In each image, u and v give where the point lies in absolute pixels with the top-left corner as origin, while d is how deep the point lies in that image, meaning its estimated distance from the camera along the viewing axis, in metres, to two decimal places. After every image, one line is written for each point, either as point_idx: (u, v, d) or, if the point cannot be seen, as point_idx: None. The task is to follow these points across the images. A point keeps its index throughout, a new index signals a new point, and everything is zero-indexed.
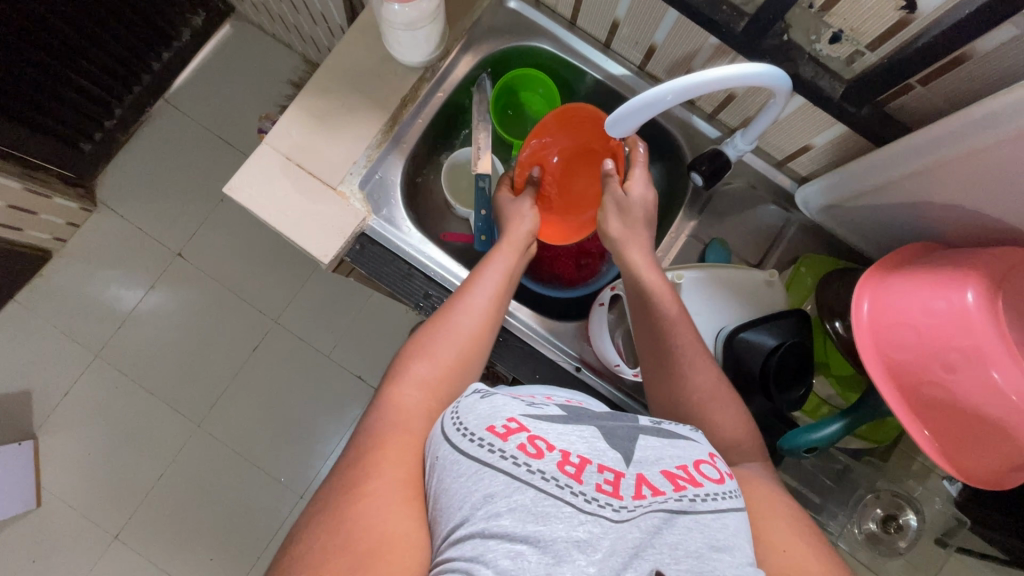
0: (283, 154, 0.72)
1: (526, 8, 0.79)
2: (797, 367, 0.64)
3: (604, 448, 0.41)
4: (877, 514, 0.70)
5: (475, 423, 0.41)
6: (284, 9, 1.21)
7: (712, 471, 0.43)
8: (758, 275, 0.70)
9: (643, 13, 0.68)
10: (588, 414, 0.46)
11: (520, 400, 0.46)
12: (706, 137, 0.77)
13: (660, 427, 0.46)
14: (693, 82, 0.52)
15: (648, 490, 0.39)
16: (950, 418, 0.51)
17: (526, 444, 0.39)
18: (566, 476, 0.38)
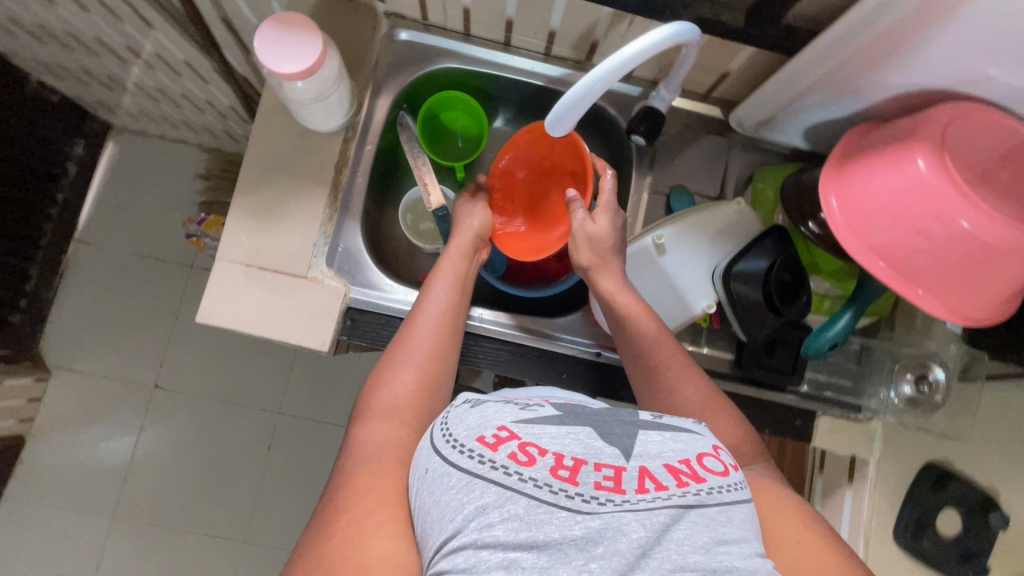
0: (242, 262, 0.70)
1: (417, 36, 0.79)
2: (792, 279, 0.68)
3: (599, 445, 0.40)
4: (909, 377, 0.76)
5: (465, 434, 0.40)
6: (165, 109, 1.16)
7: (716, 463, 0.41)
8: (726, 208, 0.73)
9: (534, 5, 0.68)
10: (588, 410, 0.44)
11: (514, 402, 0.44)
12: (629, 98, 0.79)
13: (661, 422, 0.44)
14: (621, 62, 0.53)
15: (651, 483, 0.38)
16: (929, 272, 0.56)
17: (516, 452, 0.38)
18: (560, 480, 0.37)
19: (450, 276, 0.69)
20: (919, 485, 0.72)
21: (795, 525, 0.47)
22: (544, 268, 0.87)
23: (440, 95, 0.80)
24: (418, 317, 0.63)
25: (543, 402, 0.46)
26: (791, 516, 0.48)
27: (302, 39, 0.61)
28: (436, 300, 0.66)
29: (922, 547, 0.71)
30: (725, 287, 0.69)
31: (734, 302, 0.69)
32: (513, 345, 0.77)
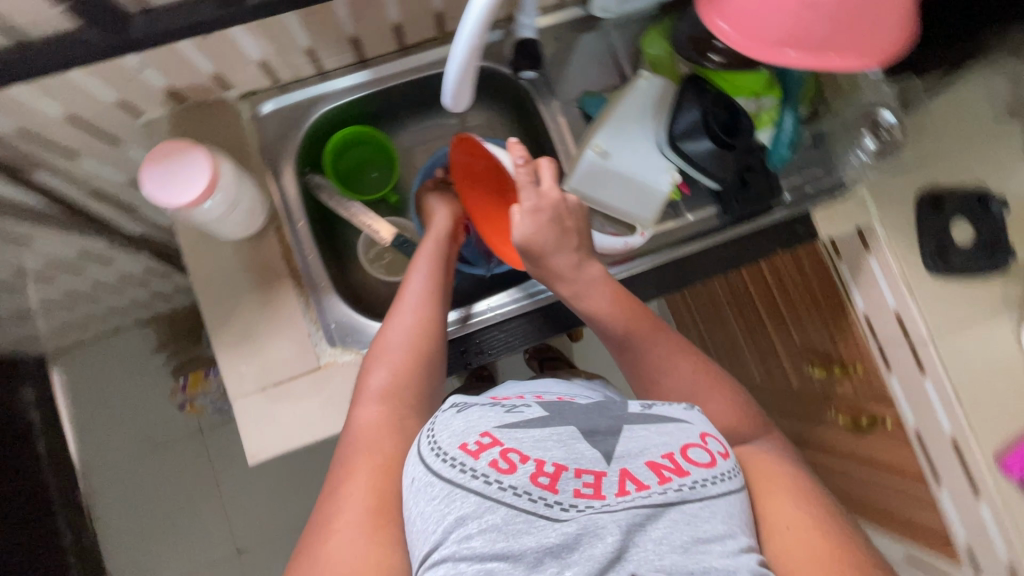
0: (257, 389, 0.70)
1: (279, 101, 0.78)
2: (725, 115, 0.71)
3: (582, 450, 0.44)
4: (866, 134, 0.81)
5: (448, 443, 0.43)
6: (90, 306, 1.12)
7: (701, 455, 0.47)
8: (637, 86, 0.74)
9: (366, 10, 0.68)
10: (569, 410, 0.49)
11: (498, 408, 0.48)
12: (496, 44, 0.80)
13: (648, 414, 0.50)
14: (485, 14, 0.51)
15: (633, 484, 0.43)
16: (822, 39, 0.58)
17: (499, 460, 0.42)
18: (539, 489, 0.41)
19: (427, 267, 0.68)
20: (924, 216, 0.80)
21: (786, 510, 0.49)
22: None
23: (341, 134, 0.78)
24: (401, 300, 0.64)
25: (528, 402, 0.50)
26: (784, 495, 0.51)
27: (184, 161, 0.59)
28: (416, 292, 0.65)
29: (953, 263, 0.78)
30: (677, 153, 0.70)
31: (693, 161, 0.70)
32: (528, 313, 0.78)
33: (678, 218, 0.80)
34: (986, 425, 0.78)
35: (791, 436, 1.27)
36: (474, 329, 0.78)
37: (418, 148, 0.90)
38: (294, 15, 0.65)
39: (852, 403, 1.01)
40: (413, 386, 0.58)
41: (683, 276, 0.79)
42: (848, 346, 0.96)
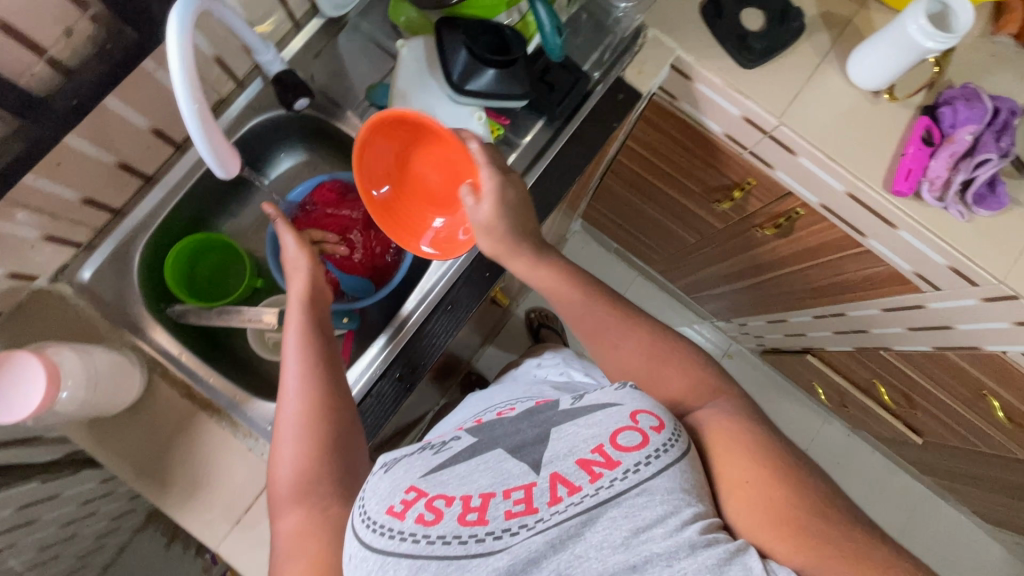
0: (230, 525, 0.68)
1: (94, 262, 0.73)
2: (489, 40, 0.71)
3: (509, 473, 0.49)
4: None
5: (377, 509, 0.46)
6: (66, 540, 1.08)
7: (633, 437, 0.48)
8: (402, 57, 0.73)
9: (109, 131, 0.65)
10: (499, 434, 0.54)
11: (427, 456, 0.53)
12: (261, 93, 0.78)
13: (576, 408, 0.54)
14: (185, 75, 0.49)
15: (564, 489, 0.47)
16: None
17: (424, 512, 0.46)
18: (469, 526, 0.45)
19: (297, 350, 0.62)
20: (714, 22, 0.82)
21: (743, 469, 0.52)
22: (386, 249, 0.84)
23: (172, 253, 0.74)
24: (282, 391, 0.61)
25: (459, 436, 0.56)
26: (745, 452, 0.53)
27: (15, 370, 0.56)
28: (293, 387, 0.60)
29: (758, 50, 0.80)
30: (469, 96, 0.70)
31: (487, 94, 0.70)
32: (434, 308, 0.77)
33: (516, 149, 0.80)
34: (866, 167, 0.81)
35: (743, 270, 1.31)
36: (396, 350, 0.76)
37: (259, 224, 0.88)
38: (42, 175, 0.61)
39: (765, 213, 1.05)
40: (327, 477, 0.56)
41: (546, 195, 0.81)
42: (731, 169, 0.99)
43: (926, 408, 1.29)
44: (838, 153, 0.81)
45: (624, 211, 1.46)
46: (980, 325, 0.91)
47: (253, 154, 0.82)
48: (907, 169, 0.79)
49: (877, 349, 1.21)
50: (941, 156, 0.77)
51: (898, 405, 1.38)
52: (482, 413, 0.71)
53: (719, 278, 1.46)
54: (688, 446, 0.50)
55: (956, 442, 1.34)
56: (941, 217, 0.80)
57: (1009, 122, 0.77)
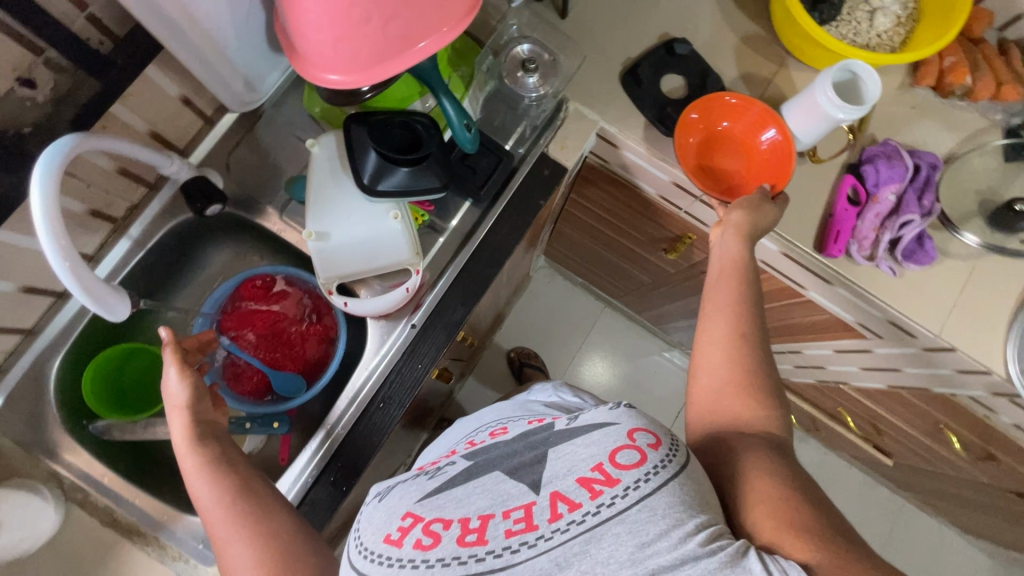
0: None
1: (5, 388, 0.71)
2: (400, 138, 0.69)
3: (508, 491, 0.47)
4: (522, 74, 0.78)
5: (377, 538, 0.47)
6: None
7: (630, 455, 0.46)
8: (314, 156, 0.71)
9: (1, 265, 0.63)
10: (494, 455, 0.52)
11: (425, 481, 0.52)
12: (174, 197, 0.76)
13: (572, 427, 0.51)
14: (47, 223, 0.48)
15: (564, 506, 0.45)
16: (415, 26, 0.57)
17: (422, 536, 0.46)
18: (468, 547, 0.44)
19: (212, 495, 0.56)
20: (634, 91, 0.81)
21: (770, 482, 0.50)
22: (320, 344, 0.82)
23: (87, 378, 0.72)
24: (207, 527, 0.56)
25: (454, 459, 0.55)
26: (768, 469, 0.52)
27: None
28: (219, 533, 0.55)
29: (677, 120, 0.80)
30: (382, 196, 0.68)
31: (401, 193, 0.69)
32: (368, 405, 0.76)
33: (442, 234, 0.79)
34: (796, 229, 0.81)
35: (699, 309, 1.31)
36: (332, 451, 0.75)
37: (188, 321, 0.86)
38: None
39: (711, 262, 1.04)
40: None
41: (476, 278, 0.79)
42: (671, 224, 0.98)
43: (893, 436, 1.28)
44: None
45: (581, 252, 1.45)
46: (927, 370, 0.90)
47: (172, 256, 0.80)
48: (836, 230, 0.78)
49: (837, 382, 1.20)
50: (867, 216, 0.78)
51: (866, 431, 1.38)
52: (472, 435, 0.67)
53: (682, 312, 1.45)
54: (686, 460, 0.48)
55: (925, 466, 1.33)
56: (874, 274, 0.80)
57: (930, 178, 0.79)
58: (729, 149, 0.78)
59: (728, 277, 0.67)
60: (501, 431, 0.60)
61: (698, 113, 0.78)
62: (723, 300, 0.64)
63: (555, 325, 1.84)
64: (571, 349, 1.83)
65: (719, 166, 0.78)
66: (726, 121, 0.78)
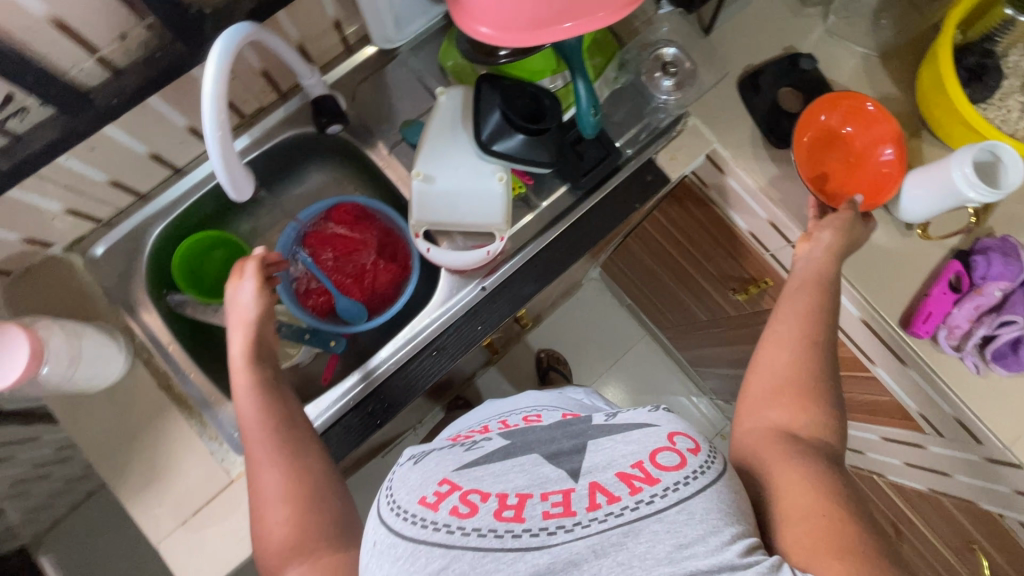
0: (177, 523, 0.69)
1: (110, 239, 0.76)
2: (525, 106, 0.71)
3: (547, 476, 0.46)
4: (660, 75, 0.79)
5: (409, 499, 0.46)
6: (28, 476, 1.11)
7: (671, 458, 0.46)
8: (441, 104, 0.74)
9: (145, 126, 0.67)
10: (530, 437, 0.52)
11: (457, 452, 0.52)
12: (300, 108, 0.80)
13: (611, 426, 0.51)
14: (214, 96, 0.51)
15: (603, 497, 0.44)
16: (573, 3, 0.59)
17: (459, 504, 0.45)
18: (504, 522, 0.43)
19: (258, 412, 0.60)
20: (760, 121, 0.80)
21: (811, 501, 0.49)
22: (390, 281, 0.84)
23: (178, 256, 0.77)
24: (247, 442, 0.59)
25: (490, 436, 0.54)
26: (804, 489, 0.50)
27: (3, 341, 0.58)
28: (261, 451, 0.57)
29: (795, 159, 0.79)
30: (494, 156, 0.70)
31: (511, 158, 0.70)
32: (420, 351, 0.78)
33: (533, 210, 0.80)
34: (884, 299, 0.78)
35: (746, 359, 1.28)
36: (376, 384, 0.78)
37: (274, 228, 0.90)
38: (73, 158, 0.64)
39: None
40: (312, 531, 0.53)
41: (554, 260, 0.80)
42: (751, 264, 0.97)
43: (912, 544, 1.21)
44: (845, 267, 0.79)
45: (642, 273, 1.43)
46: (978, 481, 0.86)
47: (281, 164, 0.85)
48: (927, 311, 0.75)
49: (871, 472, 1.16)
50: (964, 305, 0.74)
51: None
52: (505, 414, 0.68)
53: (726, 360, 1.42)
54: (725, 472, 0.46)
55: None
56: (954, 366, 0.77)
57: None
58: (839, 154, 0.79)
59: (813, 278, 0.68)
60: (535, 417, 0.60)
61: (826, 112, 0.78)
62: (801, 301, 0.65)
63: (590, 339, 1.83)
64: (600, 366, 1.82)
65: (824, 163, 0.79)
66: (847, 127, 0.78)
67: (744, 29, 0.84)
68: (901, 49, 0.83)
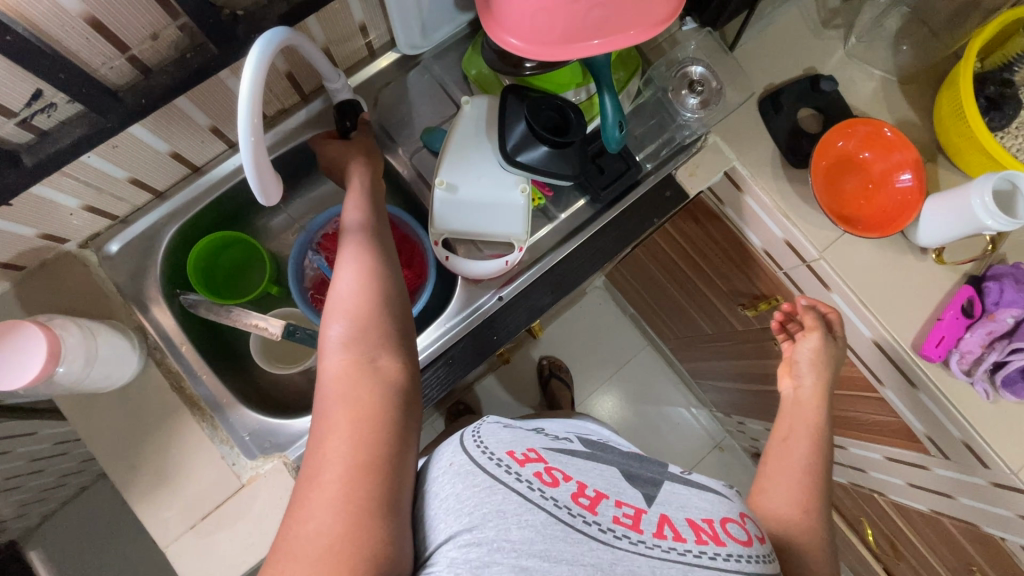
0: (186, 526, 0.68)
1: (124, 236, 0.75)
2: (553, 116, 0.71)
3: (622, 487, 0.48)
4: (685, 92, 0.79)
5: (498, 447, 0.48)
6: (21, 469, 1.10)
7: (739, 530, 0.47)
8: (465, 112, 0.74)
9: (166, 125, 0.67)
10: (610, 453, 0.53)
11: (544, 435, 0.53)
12: (322, 111, 0.80)
13: (688, 479, 0.52)
14: (250, 103, 0.50)
15: (669, 532, 0.44)
16: (603, 20, 0.59)
17: (543, 472, 0.46)
18: (580, 506, 0.44)
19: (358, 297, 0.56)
20: (779, 140, 0.81)
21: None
22: (405, 287, 0.84)
23: (193, 256, 0.76)
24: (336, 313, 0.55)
25: (571, 438, 0.56)
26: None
27: (19, 339, 0.57)
28: (343, 301, 0.56)
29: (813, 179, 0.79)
30: (516, 167, 0.70)
31: (534, 169, 0.70)
32: (434, 359, 0.78)
33: (551, 221, 0.80)
34: (898, 321, 0.79)
35: (749, 374, 1.29)
36: None
37: (289, 230, 0.90)
38: (96, 155, 0.63)
39: None
40: (376, 327, 0.54)
41: (571, 273, 0.80)
42: (762, 280, 0.98)
43: (909, 562, 1.22)
44: (863, 290, 0.79)
45: (647, 284, 1.44)
46: (982, 505, 0.86)
47: (298, 165, 0.84)
48: (940, 335, 0.76)
49: (872, 491, 1.16)
50: (977, 330, 0.75)
51: (882, 551, 1.32)
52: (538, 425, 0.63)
53: (727, 373, 1.42)
54: (775, 571, 0.46)
55: None
56: (965, 391, 0.77)
57: None
58: (858, 179, 0.79)
59: (804, 425, 0.70)
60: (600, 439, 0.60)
61: (842, 139, 0.79)
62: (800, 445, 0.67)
63: (592, 347, 1.83)
64: (600, 375, 1.82)
65: (843, 190, 0.79)
66: (865, 152, 0.79)
67: (767, 49, 0.84)
68: (919, 74, 0.84)
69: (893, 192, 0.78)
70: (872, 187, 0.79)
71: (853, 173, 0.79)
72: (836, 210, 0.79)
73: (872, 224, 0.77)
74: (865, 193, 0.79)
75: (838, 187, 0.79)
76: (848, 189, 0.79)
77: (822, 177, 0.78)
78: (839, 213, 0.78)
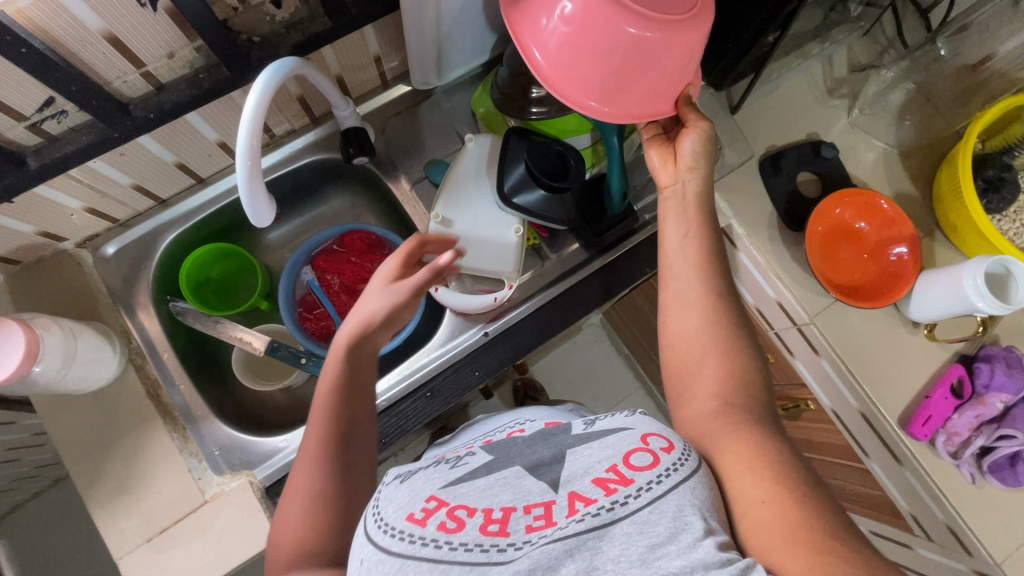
0: (141, 540, 0.66)
1: (123, 239, 0.77)
2: (554, 158, 0.71)
3: (529, 486, 0.44)
4: None
5: (396, 517, 0.42)
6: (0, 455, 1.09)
7: (645, 457, 0.44)
8: (468, 150, 0.76)
9: (174, 139, 0.68)
10: (513, 450, 0.50)
11: (446, 466, 0.50)
12: (330, 135, 0.82)
13: (592, 432, 0.49)
14: (250, 124, 0.52)
15: (580, 503, 0.42)
16: (623, 90, 0.52)
17: (445, 519, 0.41)
18: (491, 535, 0.40)
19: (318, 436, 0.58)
20: (776, 202, 0.81)
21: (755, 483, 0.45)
22: None
23: (188, 265, 0.77)
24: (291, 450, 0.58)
25: (474, 451, 0.52)
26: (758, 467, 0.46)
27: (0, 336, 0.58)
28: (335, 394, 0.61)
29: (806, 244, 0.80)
30: (512, 208, 0.72)
31: (530, 212, 0.72)
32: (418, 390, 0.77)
33: (545, 262, 0.81)
34: (886, 394, 0.78)
35: None
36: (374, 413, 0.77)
37: (285, 246, 0.91)
38: (102, 161, 0.65)
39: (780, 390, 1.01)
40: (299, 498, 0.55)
41: (558, 314, 0.80)
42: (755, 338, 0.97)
43: None
44: (852, 360, 0.78)
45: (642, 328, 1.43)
46: None
47: (302, 182, 0.85)
48: (928, 414, 0.74)
49: None
50: (965, 412, 0.73)
51: None
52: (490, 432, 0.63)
53: None
54: (699, 468, 0.45)
55: None
56: (950, 473, 0.75)
57: None
58: (854, 248, 0.79)
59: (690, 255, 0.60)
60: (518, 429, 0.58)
61: (841, 207, 0.79)
62: (690, 294, 0.58)
63: (584, 384, 1.81)
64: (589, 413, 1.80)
65: (839, 257, 0.79)
66: (863, 221, 0.79)
67: (772, 112, 0.86)
68: (921, 149, 0.85)
69: (889, 264, 0.78)
70: (870, 257, 0.79)
71: (850, 240, 0.79)
72: (833, 278, 0.78)
73: (865, 294, 0.77)
74: (863, 262, 0.79)
75: (834, 253, 0.79)
76: (846, 258, 0.79)
77: (819, 243, 0.78)
78: (835, 283, 0.78)
